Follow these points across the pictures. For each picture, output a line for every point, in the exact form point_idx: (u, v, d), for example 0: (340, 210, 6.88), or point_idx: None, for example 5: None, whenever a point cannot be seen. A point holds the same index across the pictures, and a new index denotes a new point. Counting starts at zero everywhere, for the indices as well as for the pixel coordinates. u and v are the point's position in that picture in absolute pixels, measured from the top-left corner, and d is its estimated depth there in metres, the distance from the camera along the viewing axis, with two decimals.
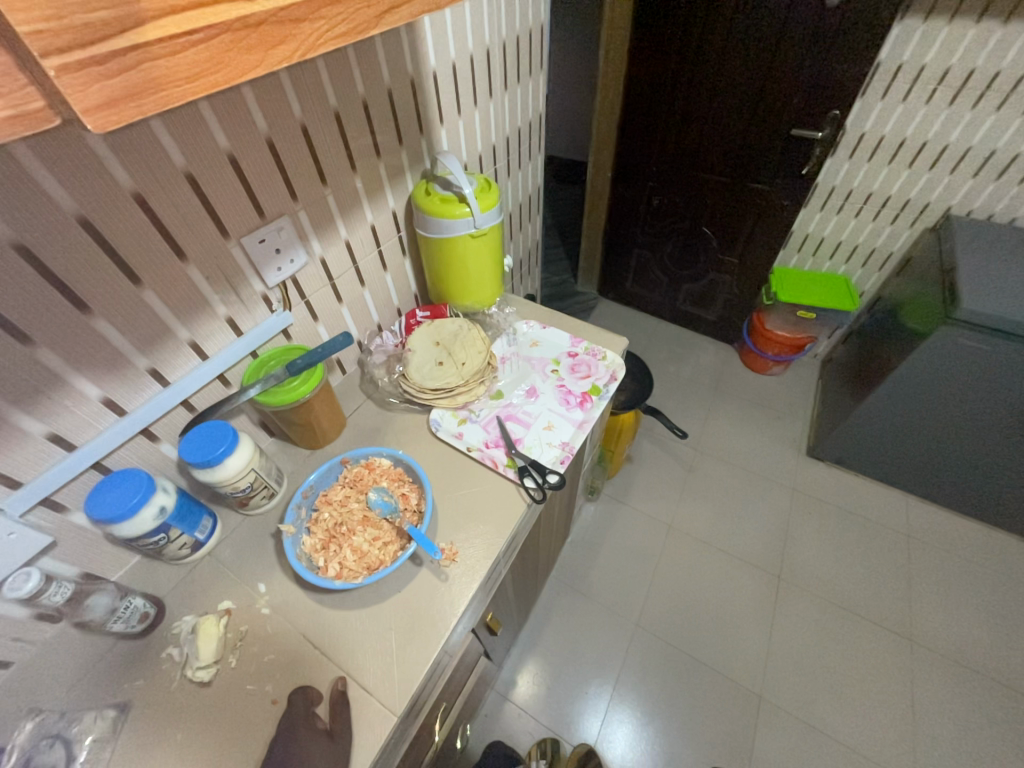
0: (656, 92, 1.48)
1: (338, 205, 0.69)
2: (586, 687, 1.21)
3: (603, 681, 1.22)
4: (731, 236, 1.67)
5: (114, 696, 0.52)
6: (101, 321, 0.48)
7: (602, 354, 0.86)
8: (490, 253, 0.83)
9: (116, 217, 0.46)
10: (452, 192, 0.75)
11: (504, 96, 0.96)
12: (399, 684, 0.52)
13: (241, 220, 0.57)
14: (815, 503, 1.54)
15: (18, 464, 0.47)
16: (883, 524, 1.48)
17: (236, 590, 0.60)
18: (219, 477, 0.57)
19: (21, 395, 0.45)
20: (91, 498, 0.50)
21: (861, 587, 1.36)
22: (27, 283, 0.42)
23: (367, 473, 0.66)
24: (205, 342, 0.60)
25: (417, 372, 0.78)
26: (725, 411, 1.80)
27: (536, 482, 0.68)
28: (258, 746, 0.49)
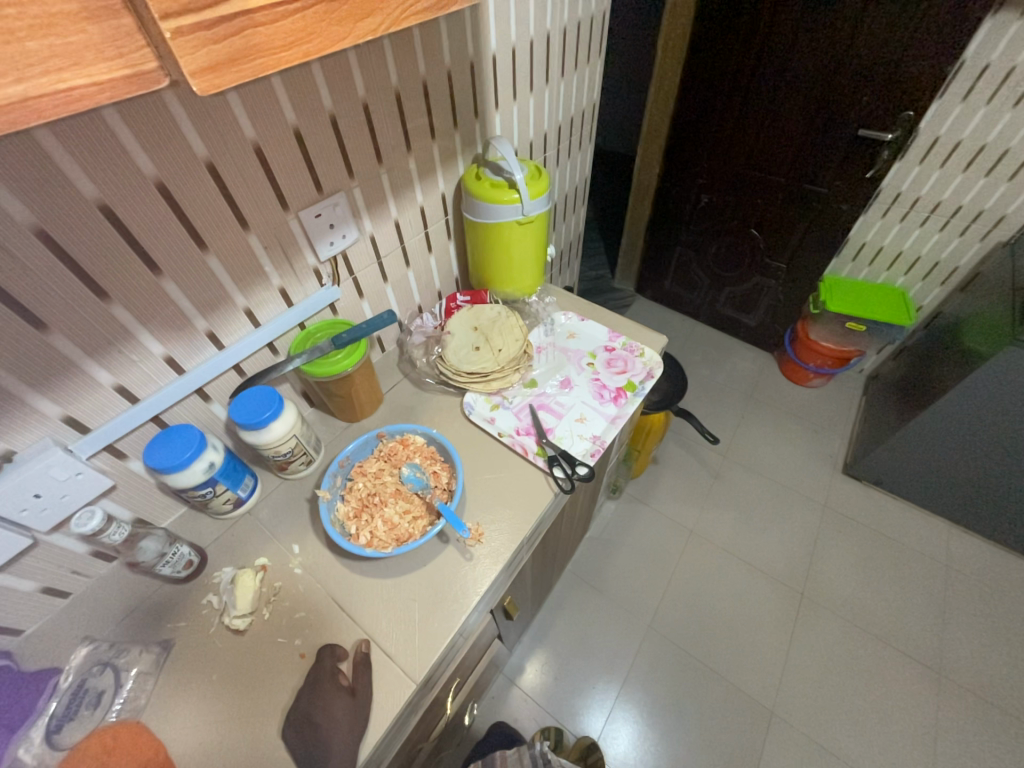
0: (715, 84, 1.43)
1: (391, 185, 0.70)
2: (594, 682, 1.22)
3: (610, 678, 1.22)
4: (782, 241, 1.60)
5: (158, 633, 0.56)
6: (169, 283, 0.51)
7: (640, 351, 0.85)
8: (535, 242, 0.83)
9: (191, 184, 0.48)
10: (503, 178, 0.75)
11: (560, 83, 0.95)
12: (420, 653, 0.54)
13: (300, 194, 0.59)
14: (847, 522, 1.48)
15: (88, 411, 0.51)
16: (920, 552, 1.41)
17: (271, 549, 0.63)
18: (265, 441, 0.60)
19: (94, 346, 0.48)
20: (149, 449, 0.53)
21: (890, 614, 1.30)
22: (109, 243, 0.45)
23: (402, 448, 0.67)
24: (259, 310, 0.62)
25: (455, 355, 0.80)
26: (758, 421, 1.74)
27: (565, 472, 0.68)
28: (285, 695, 0.52)
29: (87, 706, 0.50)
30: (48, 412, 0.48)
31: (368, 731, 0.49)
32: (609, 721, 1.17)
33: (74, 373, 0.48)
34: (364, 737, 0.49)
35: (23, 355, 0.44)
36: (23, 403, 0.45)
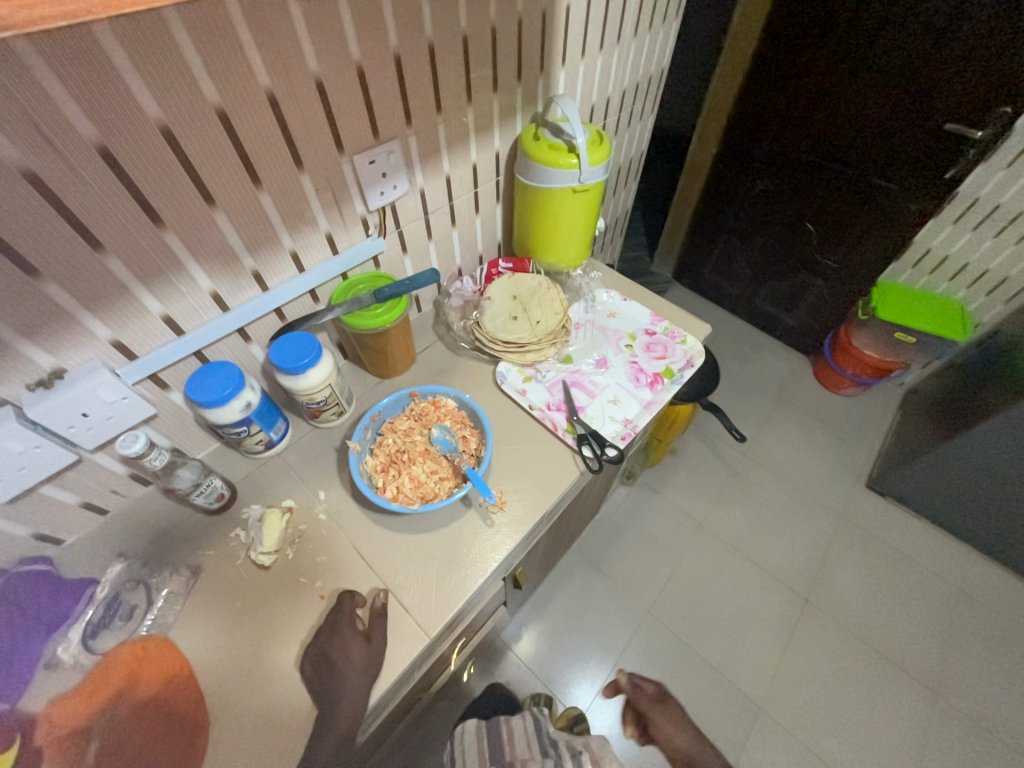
0: (792, 59, 1.32)
1: (447, 137, 0.68)
2: (587, 658, 1.25)
3: (603, 657, 1.25)
4: (839, 239, 1.51)
5: (188, 558, 0.58)
6: (221, 216, 0.51)
7: (682, 338, 0.82)
8: (586, 212, 0.79)
9: (250, 114, 0.46)
10: (563, 141, 0.71)
11: (632, 42, 0.88)
12: (435, 610, 0.55)
13: (356, 136, 0.57)
14: (864, 536, 1.45)
15: (135, 337, 0.51)
16: (936, 574, 1.38)
17: (298, 492, 0.64)
18: (301, 387, 0.60)
19: (145, 273, 0.48)
20: (191, 382, 0.54)
21: (895, 631, 1.28)
22: (168, 169, 0.44)
23: (434, 409, 0.66)
24: (304, 254, 0.62)
25: (492, 322, 0.78)
26: (785, 424, 1.70)
27: (593, 452, 0.67)
28: (304, 632, 0.54)
29: (120, 617, 0.52)
30: (99, 334, 0.48)
31: (382, 676, 0.50)
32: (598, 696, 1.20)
33: (125, 298, 0.48)
34: (376, 681, 0.50)
35: (79, 274, 0.44)
36: (76, 322, 0.46)
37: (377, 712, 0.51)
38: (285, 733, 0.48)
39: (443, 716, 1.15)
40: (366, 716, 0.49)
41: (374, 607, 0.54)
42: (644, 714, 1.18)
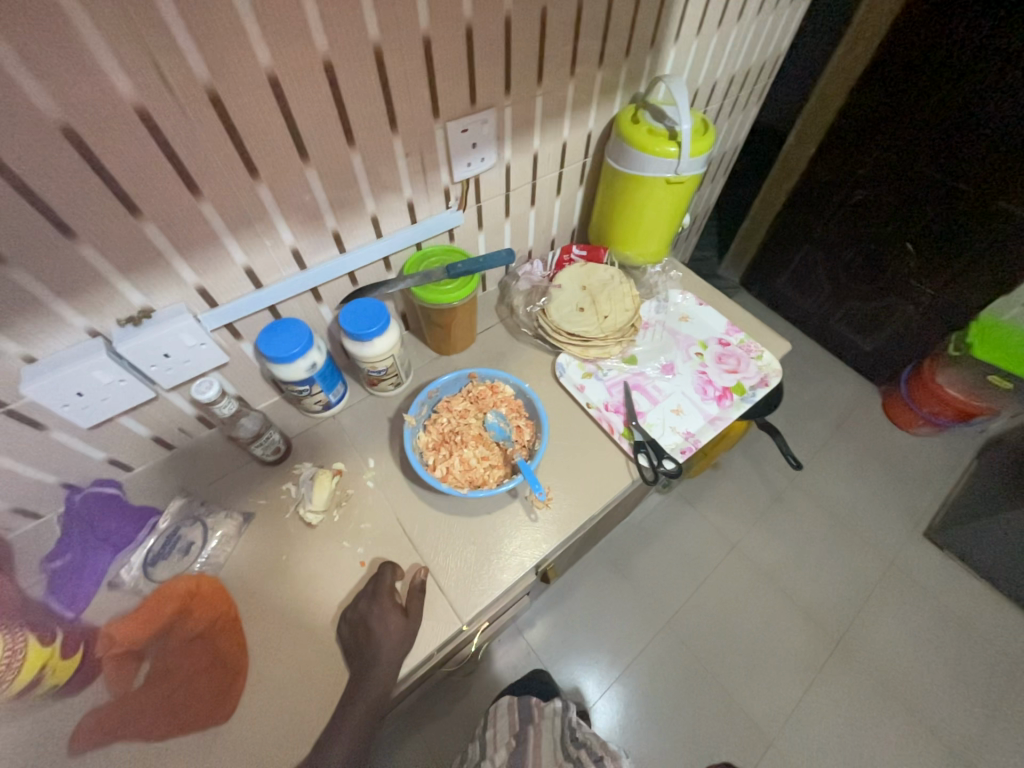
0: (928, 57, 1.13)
1: (543, 111, 0.64)
2: (597, 658, 1.24)
3: (613, 661, 1.24)
4: (935, 272, 1.33)
5: (242, 504, 0.60)
6: (313, 172, 0.50)
7: (758, 353, 0.76)
8: (675, 206, 0.74)
9: (354, 69, 0.45)
10: (663, 126, 0.66)
11: (753, 21, 0.80)
12: (471, 596, 0.55)
13: (453, 102, 0.54)
14: (914, 587, 1.34)
15: (218, 285, 0.52)
16: (991, 640, 1.26)
17: (349, 457, 0.65)
18: (366, 354, 0.60)
19: (235, 223, 0.48)
20: (264, 336, 0.55)
21: (933, 692, 1.20)
22: (269, 119, 0.43)
23: (491, 394, 0.65)
24: (385, 220, 0.60)
25: (558, 311, 0.75)
26: (843, 454, 1.59)
27: (650, 462, 0.64)
28: (344, 594, 0.55)
29: (178, 551, 0.55)
30: (186, 279, 0.49)
31: (411, 653, 0.51)
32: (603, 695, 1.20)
33: (213, 245, 0.48)
34: (407, 656, 0.51)
35: (175, 216, 0.44)
36: (166, 264, 0.47)
37: (405, 685, 0.52)
38: (316, 689, 0.49)
39: (455, 686, 1.19)
40: (396, 686, 0.50)
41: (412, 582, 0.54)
42: (647, 723, 1.17)
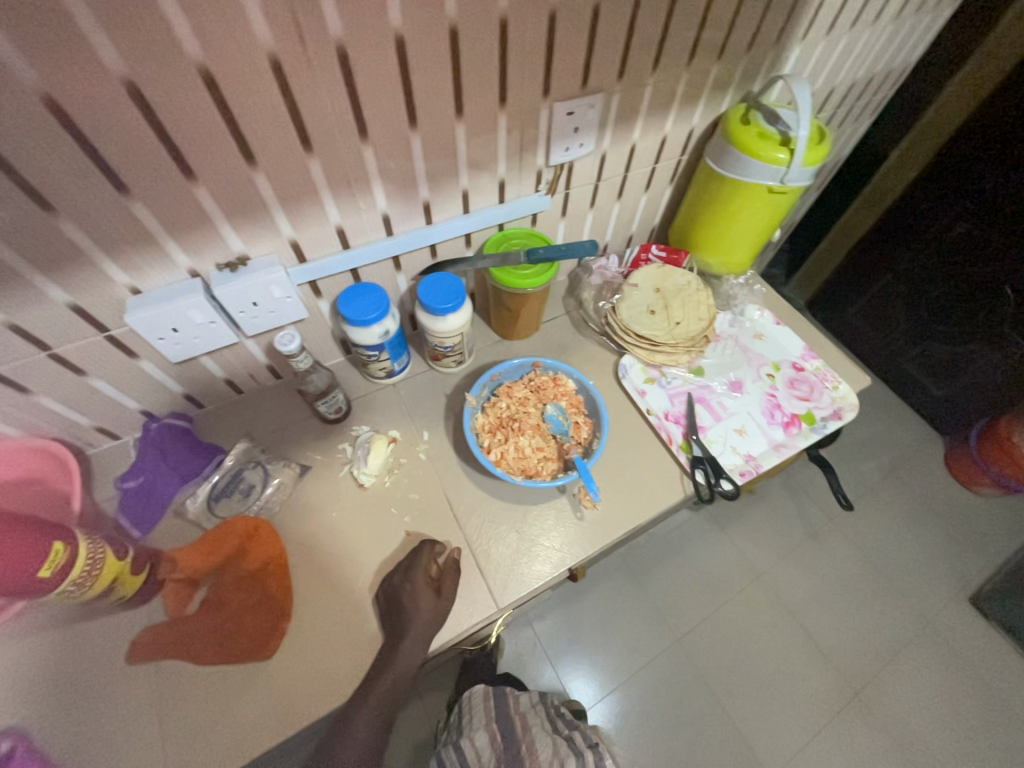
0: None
1: (650, 101, 0.61)
2: (601, 665, 1.23)
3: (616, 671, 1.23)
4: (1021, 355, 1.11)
5: (300, 456, 0.62)
6: (417, 139, 0.49)
7: (835, 383, 0.72)
8: (771, 216, 0.70)
9: (478, 37, 0.44)
10: (776, 130, 0.62)
11: (890, 25, 0.73)
12: (509, 582, 0.55)
13: (565, 83, 0.52)
14: (948, 652, 1.23)
15: (309, 242, 0.53)
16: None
17: (404, 427, 0.65)
18: (437, 329, 0.61)
19: (337, 182, 0.49)
20: (344, 298, 0.56)
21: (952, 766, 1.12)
22: (388, 82, 0.43)
23: (553, 387, 0.64)
24: (474, 196, 0.60)
25: (629, 311, 0.73)
26: (887, 501, 1.43)
27: (706, 480, 0.62)
28: (388, 559, 0.56)
29: (239, 491, 0.57)
30: (282, 231, 0.50)
31: (444, 629, 0.52)
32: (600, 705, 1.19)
33: (312, 202, 0.49)
34: (442, 629, 0.52)
35: (284, 169, 0.45)
36: (267, 215, 0.48)
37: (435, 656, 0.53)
38: (351, 645, 0.51)
39: (442, 676, 1.09)
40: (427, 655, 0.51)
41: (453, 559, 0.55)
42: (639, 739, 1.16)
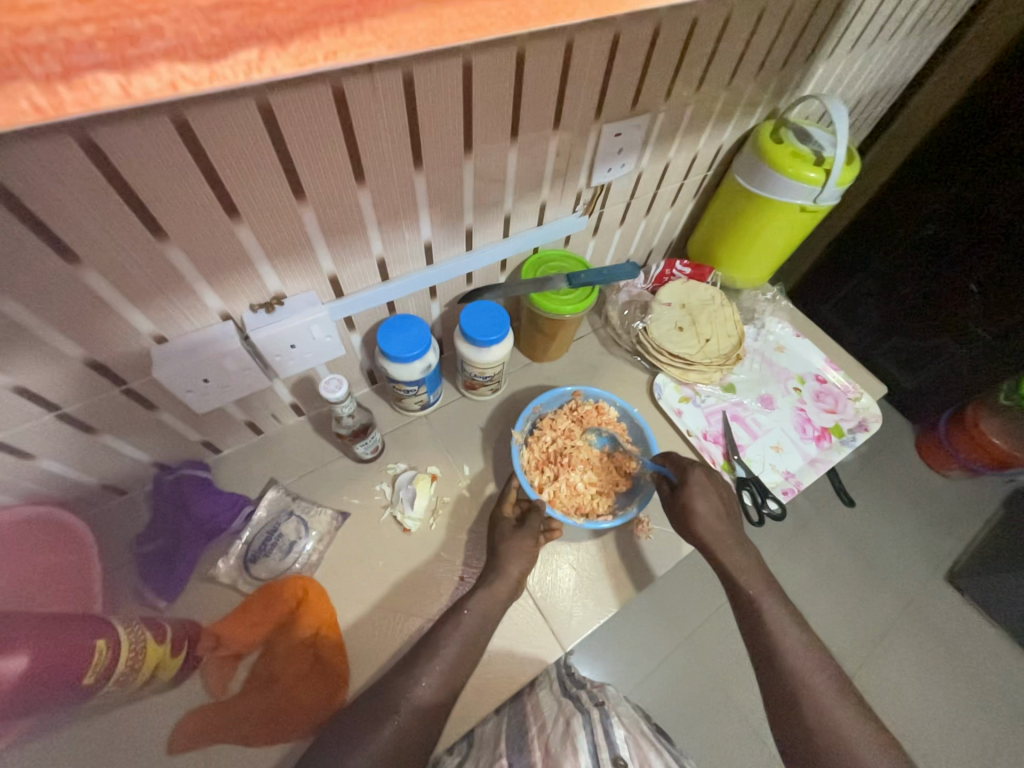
0: (1020, 125, 0.71)
1: (689, 120, 0.59)
2: (625, 670, 0.94)
3: (650, 671, 0.94)
4: (969, 390, 0.99)
5: (336, 502, 0.58)
6: (469, 166, 0.46)
7: (856, 394, 0.74)
8: (797, 234, 0.70)
9: (544, 60, 0.41)
10: (808, 149, 0.62)
11: (903, 43, 0.74)
12: (572, 622, 0.54)
13: (617, 104, 0.50)
14: (942, 640, 1.05)
15: (349, 276, 0.48)
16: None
17: (443, 462, 0.62)
18: (479, 360, 0.57)
19: (386, 214, 0.45)
20: (384, 332, 0.52)
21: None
22: (452, 111, 0.40)
23: (596, 416, 0.62)
24: (515, 219, 0.57)
25: (660, 329, 0.72)
26: (890, 488, 1.17)
27: (753, 500, 0.63)
28: (441, 608, 0.53)
29: (277, 550, 0.53)
30: (322, 267, 0.45)
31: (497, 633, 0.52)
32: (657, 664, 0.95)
33: (358, 235, 0.45)
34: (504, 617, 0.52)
35: (333, 203, 0.41)
36: (310, 251, 0.43)
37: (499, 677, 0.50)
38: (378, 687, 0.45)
39: None
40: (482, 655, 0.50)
41: (484, 585, 0.49)
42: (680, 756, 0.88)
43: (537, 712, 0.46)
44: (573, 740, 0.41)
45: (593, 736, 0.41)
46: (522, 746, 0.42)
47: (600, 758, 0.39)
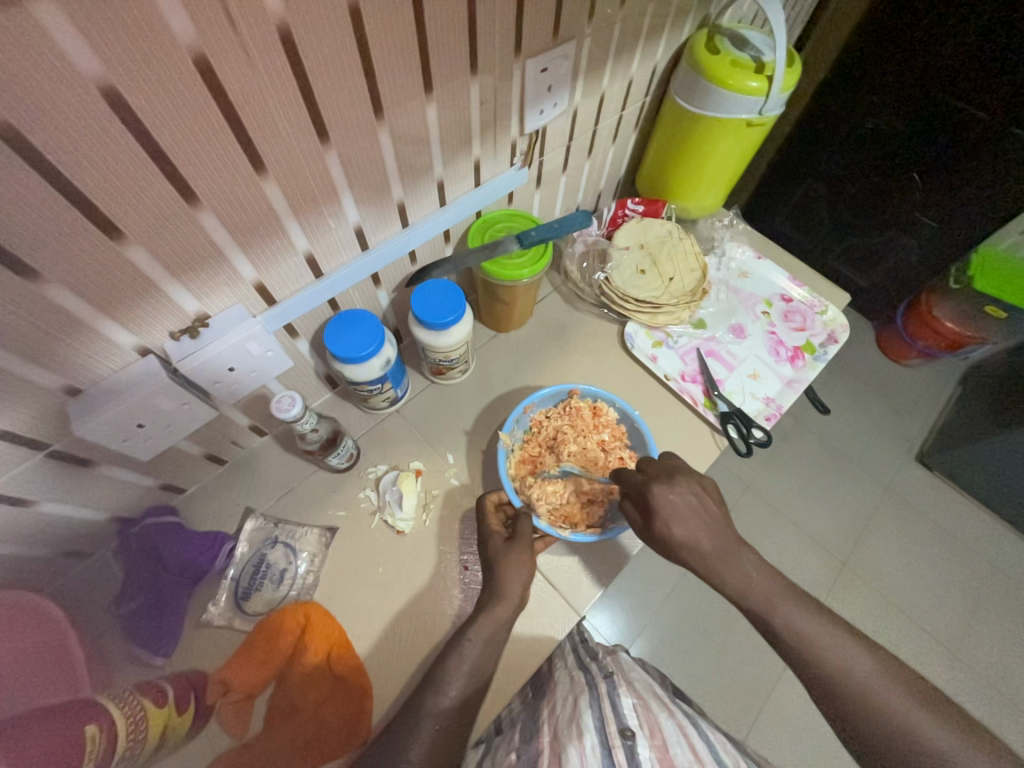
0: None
1: (618, 41, 0.54)
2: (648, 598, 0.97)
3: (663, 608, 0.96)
4: (921, 278, 1.01)
5: (322, 518, 0.55)
6: (384, 133, 0.41)
7: (823, 308, 0.74)
8: (746, 151, 0.67)
9: None
10: (746, 55, 0.58)
11: None
12: (584, 587, 0.54)
13: (537, 34, 0.45)
14: (923, 517, 1.11)
15: (277, 280, 0.43)
16: (1002, 565, 1.06)
17: (425, 454, 0.60)
18: (440, 344, 0.54)
19: (301, 204, 0.40)
20: (330, 335, 0.47)
21: (952, 627, 1.02)
22: (350, 70, 0.34)
23: (592, 417, 0.59)
24: (449, 184, 0.52)
25: (621, 276, 0.69)
26: (861, 388, 1.21)
27: (739, 433, 0.63)
28: (449, 600, 0.52)
29: (270, 579, 0.51)
30: (244, 276, 0.40)
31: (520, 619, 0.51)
32: (674, 591, 0.97)
33: (275, 234, 0.40)
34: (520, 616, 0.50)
35: (235, 202, 0.35)
36: (223, 260, 0.38)
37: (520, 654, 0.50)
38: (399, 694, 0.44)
39: None
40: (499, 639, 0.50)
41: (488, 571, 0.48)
42: (696, 676, 0.91)
43: (552, 694, 0.41)
44: (579, 720, 0.35)
45: (600, 711, 0.35)
46: (533, 733, 0.36)
47: (607, 733, 0.33)
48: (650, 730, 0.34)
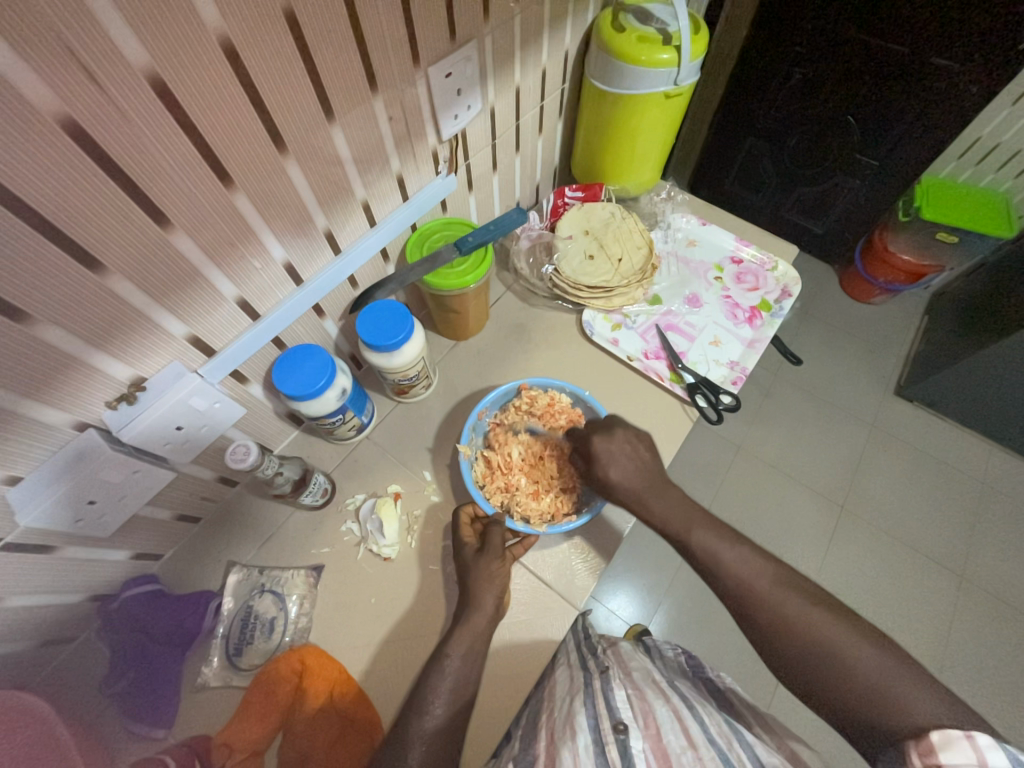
0: None
1: (522, 34, 0.54)
2: (655, 576, 0.97)
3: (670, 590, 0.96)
4: (872, 215, 1.02)
5: (307, 558, 0.55)
6: (293, 164, 0.40)
7: (772, 264, 0.75)
8: (671, 122, 0.67)
9: (322, 16, 0.34)
10: (653, 29, 0.58)
11: None
12: (578, 581, 0.54)
13: (433, 41, 0.44)
14: (909, 448, 1.13)
15: (211, 330, 0.42)
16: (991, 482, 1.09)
17: (402, 476, 0.59)
18: (394, 365, 0.53)
19: (219, 250, 0.39)
20: (278, 375, 0.46)
21: (953, 550, 1.04)
22: (239, 110, 0.34)
23: (547, 407, 0.59)
24: (376, 203, 0.51)
25: (570, 265, 0.69)
26: (830, 333, 1.23)
27: (708, 402, 0.64)
28: (445, 618, 0.52)
29: (260, 631, 0.50)
30: (174, 332, 0.39)
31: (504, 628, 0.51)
32: (680, 566, 0.97)
33: (199, 285, 0.39)
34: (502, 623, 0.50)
35: (145, 260, 0.34)
36: (147, 319, 0.37)
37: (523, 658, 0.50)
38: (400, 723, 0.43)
39: None
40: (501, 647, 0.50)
41: (478, 583, 0.48)
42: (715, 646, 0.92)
43: (552, 696, 0.41)
44: (572, 721, 0.34)
45: (593, 707, 0.35)
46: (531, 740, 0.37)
47: (600, 730, 0.33)
48: (643, 719, 0.34)
